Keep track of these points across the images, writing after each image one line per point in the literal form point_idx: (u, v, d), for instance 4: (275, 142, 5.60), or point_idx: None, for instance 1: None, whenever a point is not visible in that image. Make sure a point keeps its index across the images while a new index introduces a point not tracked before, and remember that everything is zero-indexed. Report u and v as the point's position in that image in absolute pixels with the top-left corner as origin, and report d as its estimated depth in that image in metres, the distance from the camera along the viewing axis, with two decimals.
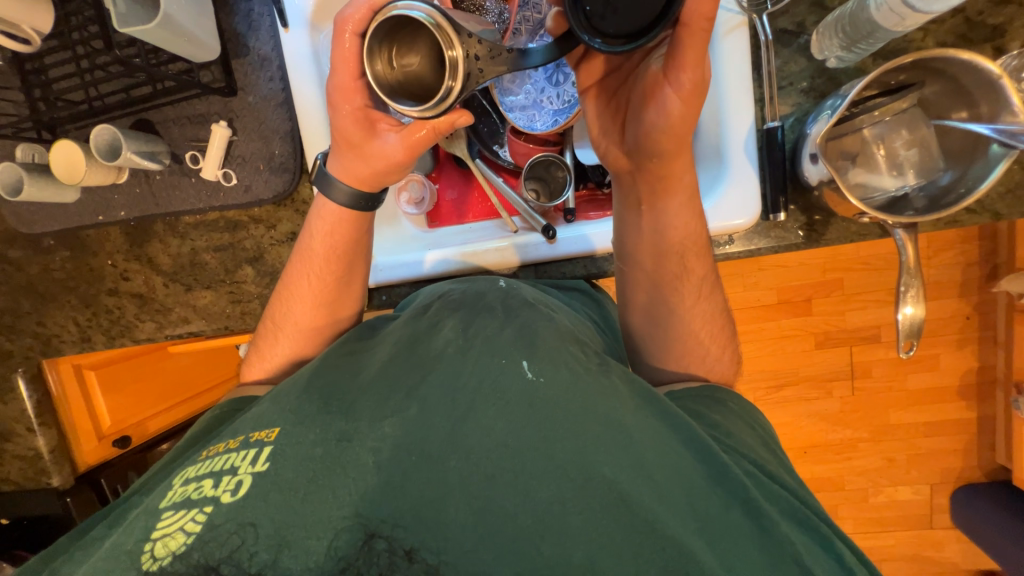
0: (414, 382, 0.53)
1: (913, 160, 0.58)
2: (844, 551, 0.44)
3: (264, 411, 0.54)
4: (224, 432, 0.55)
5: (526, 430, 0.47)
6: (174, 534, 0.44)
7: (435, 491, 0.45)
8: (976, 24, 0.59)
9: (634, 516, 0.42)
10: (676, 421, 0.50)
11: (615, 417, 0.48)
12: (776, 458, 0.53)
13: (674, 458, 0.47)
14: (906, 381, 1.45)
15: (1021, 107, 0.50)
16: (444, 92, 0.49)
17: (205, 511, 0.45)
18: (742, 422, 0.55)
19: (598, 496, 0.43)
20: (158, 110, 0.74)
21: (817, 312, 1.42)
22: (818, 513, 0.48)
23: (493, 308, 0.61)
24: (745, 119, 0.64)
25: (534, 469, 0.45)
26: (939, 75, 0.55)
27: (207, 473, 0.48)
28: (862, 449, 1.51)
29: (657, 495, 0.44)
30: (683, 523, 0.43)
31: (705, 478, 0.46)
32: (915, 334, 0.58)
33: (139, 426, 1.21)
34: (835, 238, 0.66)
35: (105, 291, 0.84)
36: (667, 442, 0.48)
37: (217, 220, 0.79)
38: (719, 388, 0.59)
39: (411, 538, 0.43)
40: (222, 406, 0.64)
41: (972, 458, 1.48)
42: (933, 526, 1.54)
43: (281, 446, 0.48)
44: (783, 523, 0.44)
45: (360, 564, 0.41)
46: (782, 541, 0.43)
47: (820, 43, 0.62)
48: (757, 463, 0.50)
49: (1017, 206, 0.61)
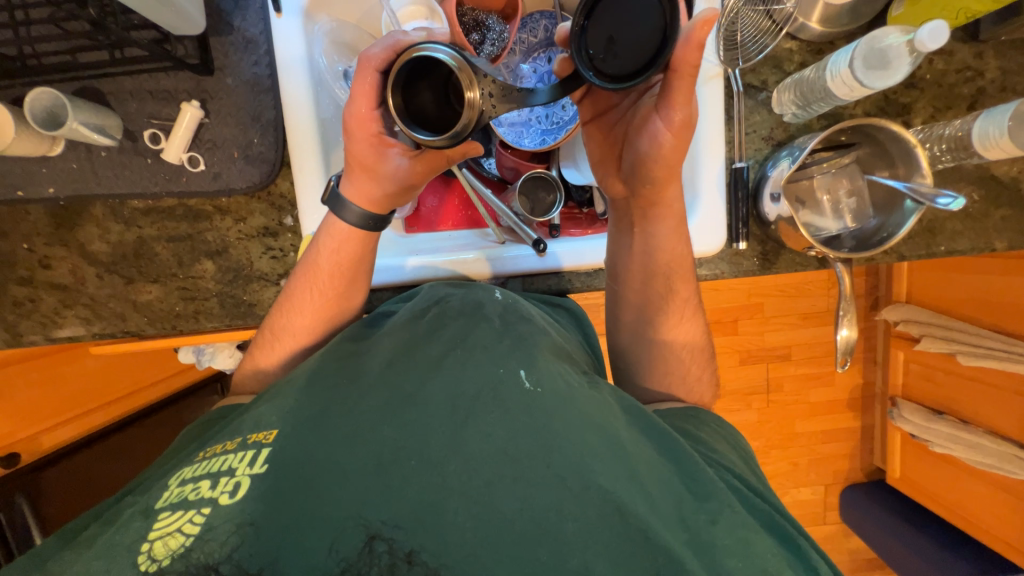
0: (413, 388, 0.52)
1: (852, 208, 0.68)
2: (817, 559, 0.48)
3: (263, 411, 0.52)
4: (223, 431, 0.53)
5: (525, 438, 0.47)
6: (170, 536, 0.41)
7: (434, 495, 0.44)
8: (891, 101, 0.73)
9: (628, 524, 0.44)
10: (664, 439, 0.53)
11: (610, 430, 0.50)
12: (754, 475, 0.58)
13: (662, 472, 0.50)
14: (810, 395, 1.67)
15: (928, 171, 0.62)
16: (461, 126, 0.50)
17: (203, 512, 0.42)
18: (723, 440, 0.60)
19: (594, 503, 0.44)
20: (111, 79, 0.66)
21: (742, 332, 1.59)
22: (795, 526, 0.51)
23: (491, 319, 0.61)
24: (717, 158, 0.72)
25: (531, 476, 0.45)
26: (870, 139, 0.68)
27: (204, 474, 0.46)
28: (774, 455, 1.70)
29: (648, 505, 0.46)
30: (674, 533, 0.45)
31: (690, 493, 0.49)
32: (850, 352, 0.69)
33: (32, 441, 1.05)
34: (783, 267, 0.76)
35: (15, 280, 0.71)
36: (659, 460, 0.51)
37: (173, 208, 0.71)
38: (701, 409, 0.64)
39: (411, 541, 0.42)
40: (209, 415, 0.61)
41: (858, 461, 1.74)
42: (826, 522, 1.77)
43: (282, 447, 0.47)
44: (759, 536, 0.47)
45: (360, 566, 0.40)
46: (760, 552, 0.45)
47: (779, 100, 0.72)
48: (738, 476, 0.54)
49: (914, 249, 0.75)
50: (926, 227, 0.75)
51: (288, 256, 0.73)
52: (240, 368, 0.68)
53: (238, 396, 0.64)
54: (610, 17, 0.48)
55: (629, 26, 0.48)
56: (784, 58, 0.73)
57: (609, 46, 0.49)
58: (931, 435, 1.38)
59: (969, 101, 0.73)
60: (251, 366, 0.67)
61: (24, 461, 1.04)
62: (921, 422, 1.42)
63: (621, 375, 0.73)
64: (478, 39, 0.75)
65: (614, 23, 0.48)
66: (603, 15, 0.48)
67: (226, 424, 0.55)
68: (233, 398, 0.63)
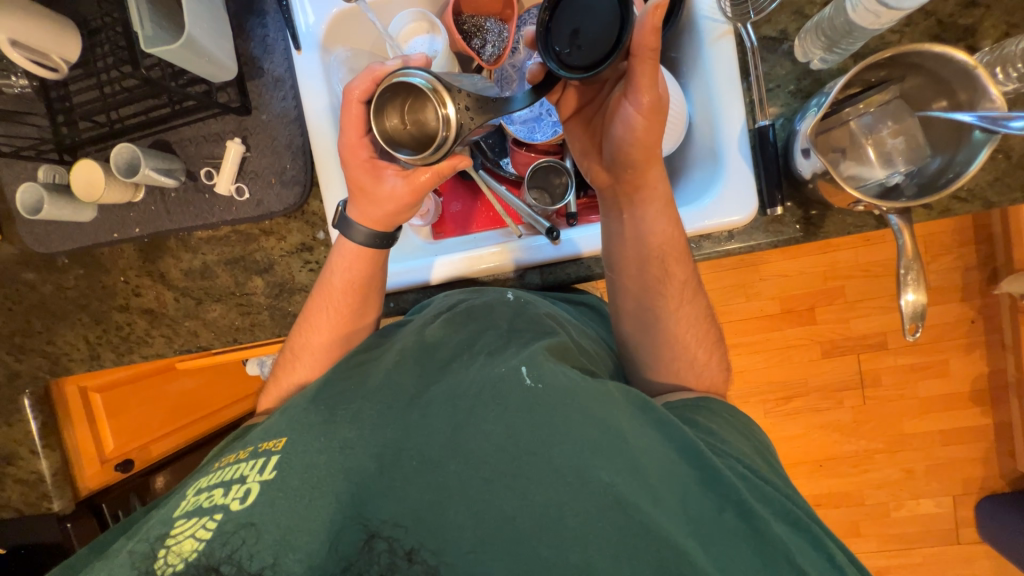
0: (417, 391, 0.53)
1: (901, 149, 0.60)
2: (838, 552, 0.43)
3: (273, 421, 0.54)
4: (239, 443, 0.56)
5: (522, 434, 0.46)
6: (185, 541, 0.45)
7: (434, 495, 0.45)
8: (949, 25, 0.63)
9: (628, 518, 0.41)
10: (673, 431, 0.48)
11: (613, 424, 0.46)
12: (770, 467, 0.52)
13: (671, 466, 0.46)
14: (917, 388, 1.43)
15: (998, 96, 0.53)
16: (439, 141, 0.53)
17: (215, 518, 0.45)
18: (736, 431, 0.54)
19: (594, 498, 0.42)
20: (174, 130, 0.78)
21: (820, 320, 1.41)
22: (814, 516, 0.47)
23: (499, 325, 0.61)
24: (736, 118, 0.67)
25: (530, 474, 0.44)
26: (918, 70, 0.59)
27: (218, 482, 0.49)
28: (879, 461, 1.47)
29: (653, 499, 0.42)
30: (679, 527, 0.42)
31: (699, 485, 0.45)
32: (919, 317, 0.59)
33: (143, 450, 1.22)
34: (832, 231, 0.68)
35: (117, 308, 0.85)
36: (666, 452, 0.47)
37: (228, 235, 0.81)
38: (712, 398, 0.59)
39: (411, 539, 0.43)
40: (232, 436, 0.64)
41: (992, 467, 1.45)
42: (960, 541, 1.48)
43: (288, 455, 0.48)
44: (774, 522, 0.43)
45: (362, 562, 0.43)
46: (771, 541, 0.42)
47: (803, 47, 0.65)
48: (751, 466, 0.49)
49: (1006, 194, 0.63)
50: (1018, 163, 0.62)
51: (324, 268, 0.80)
52: (265, 387, 0.73)
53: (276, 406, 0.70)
54: (570, 16, 0.53)
55: (588, 20, 0.52)
56: (805, 3, 0.67)
57: (573, 39, 0.53)
58: None
59: None
60: (275, 386, 0.71)
61: (138, 467, 1.20)
62: None
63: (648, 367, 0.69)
64: (480, 42, 0.77)
65: (575, 20, 0.53)
66: (564, 14, 0.53)
67: (242, 437, 0.59)
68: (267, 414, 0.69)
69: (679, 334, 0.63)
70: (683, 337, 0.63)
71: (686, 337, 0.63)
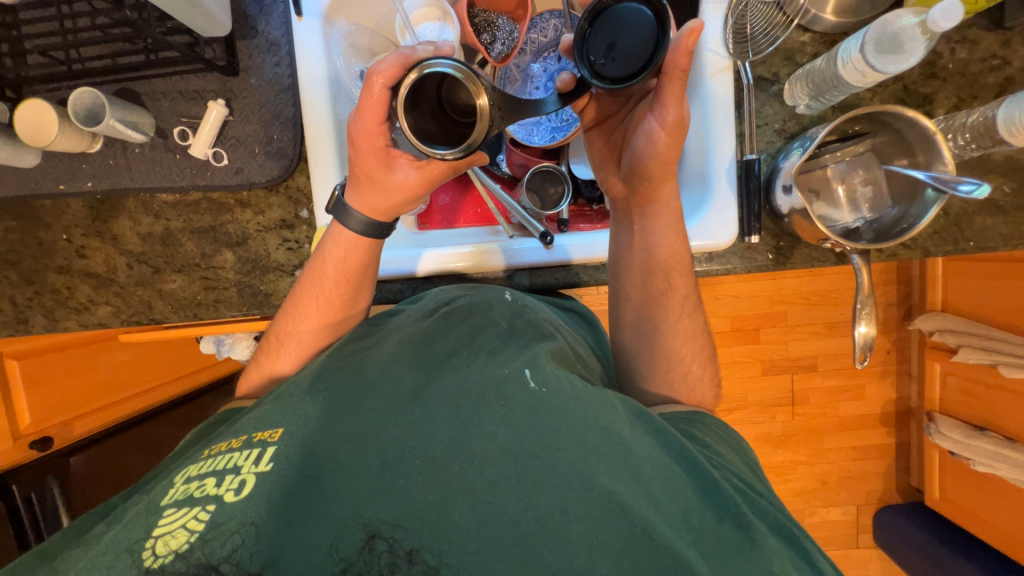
0: (419, 387, 0.53)
1: (868, 197, 0.68)
2: (819, 559, 0.48)
3: (267, 410, 0.54)
4: (227, 431, 0.55)
5: (526, 437, 0.47)
6: (177, 531, 0.43)
7: (437, 495, 0.44)
8: (912, 92, 0.71)
9: (633, 526, 0.43)
10: (668, 441, 0.52)
11: (615, 432, 0.49)
12: (757, 480, 0.57)
13: (669, 474, 0.49)
14: (839, 408, 1.59)
15: (950, 160, 0.60)
16: (474, 135, 0.54)
17: (208, 509, 0.44)
18: (726, 444, 0.59)
19: (598, 504, 0.44)
20: (146, 81, 0.71)
21: (764, 340, 1.53)
22: (800, 527, 0.51)
23: (497, 324, 0.63)
24: (728, 150, 0.71)
25: (534, 476, 0.45)
26: (887, 128, 0.66)
27: (210, 472, 0.47)
28: (801, 471, 1.62)
29: (654, 507, 0.45)
30: (678, 534, 0.44)
31: (695, 493, 0.49)
32: (868, 347, 0.67)
33: (65, 427, 1.13)
34: (798, 262, 0.74)
35: (54, 268, 0.76)
36: (663, 459, 0.50)
37: (199, 202, 0.75)
38: (704, 412, 0.63)
39: (411, 539, 0.42)
40: (215, 417, 0.63)
41: (892, 481, 1.64)
42: (858, 545, 1.67)
43: (286, 447, 0.48)
44: (766, 534, 0.47)
45: (360, 565, 0.41)
46: (763, 549, 0.45)
47: (792, 91, 0.71)
48: (742, 479, 0.54)
49: (943, 245, 0.72)
50: (953, 221, 0.71)
51: (303, 248, 0.75)
52: (246, 374, 0.70)
53: (246, 395, 0.67)
54: (608, 29, 0.54)
55: (625, 33, 0.53)
56: (797, 51, 0.73)
57: (609, 51, 0.54)
58: (972, 453, 1.31)
59: (996, 90, 0.71)
60: (257, 373, 0.69)
61: (58, 446, 1.12)
62: (961, 438, 1.34)
63: (626, 375, 0.71)
64: (489, 39, 0.76)
65: (613, 32, 0.54)
66: (603, 24, 0.54)
67: (228, 426, 0.58)
68: (238, 402, 0.66)
69: (668, 343, 0.67)
70: (674, 349, 0.67)
71: (674, 346, 0.67)
